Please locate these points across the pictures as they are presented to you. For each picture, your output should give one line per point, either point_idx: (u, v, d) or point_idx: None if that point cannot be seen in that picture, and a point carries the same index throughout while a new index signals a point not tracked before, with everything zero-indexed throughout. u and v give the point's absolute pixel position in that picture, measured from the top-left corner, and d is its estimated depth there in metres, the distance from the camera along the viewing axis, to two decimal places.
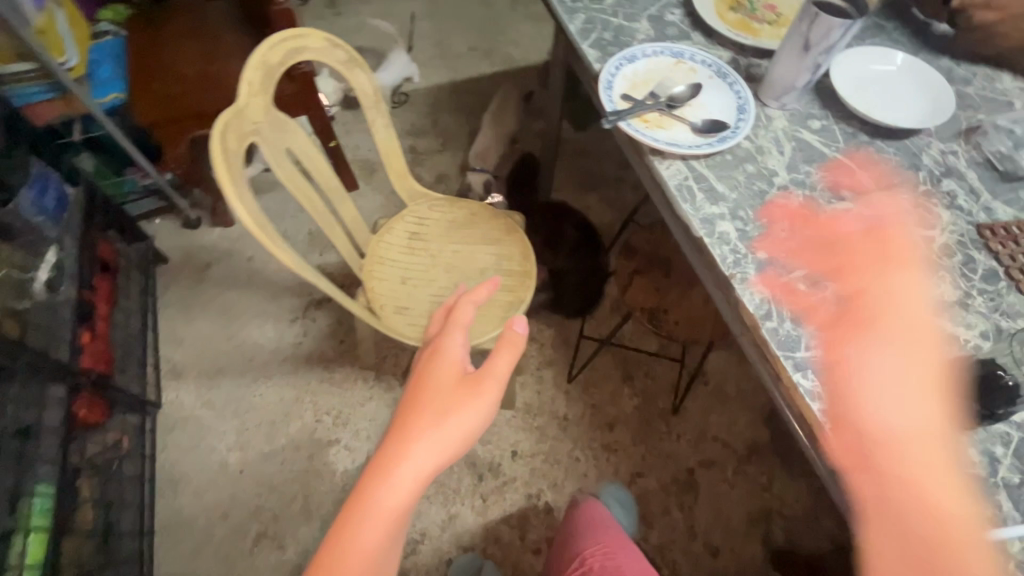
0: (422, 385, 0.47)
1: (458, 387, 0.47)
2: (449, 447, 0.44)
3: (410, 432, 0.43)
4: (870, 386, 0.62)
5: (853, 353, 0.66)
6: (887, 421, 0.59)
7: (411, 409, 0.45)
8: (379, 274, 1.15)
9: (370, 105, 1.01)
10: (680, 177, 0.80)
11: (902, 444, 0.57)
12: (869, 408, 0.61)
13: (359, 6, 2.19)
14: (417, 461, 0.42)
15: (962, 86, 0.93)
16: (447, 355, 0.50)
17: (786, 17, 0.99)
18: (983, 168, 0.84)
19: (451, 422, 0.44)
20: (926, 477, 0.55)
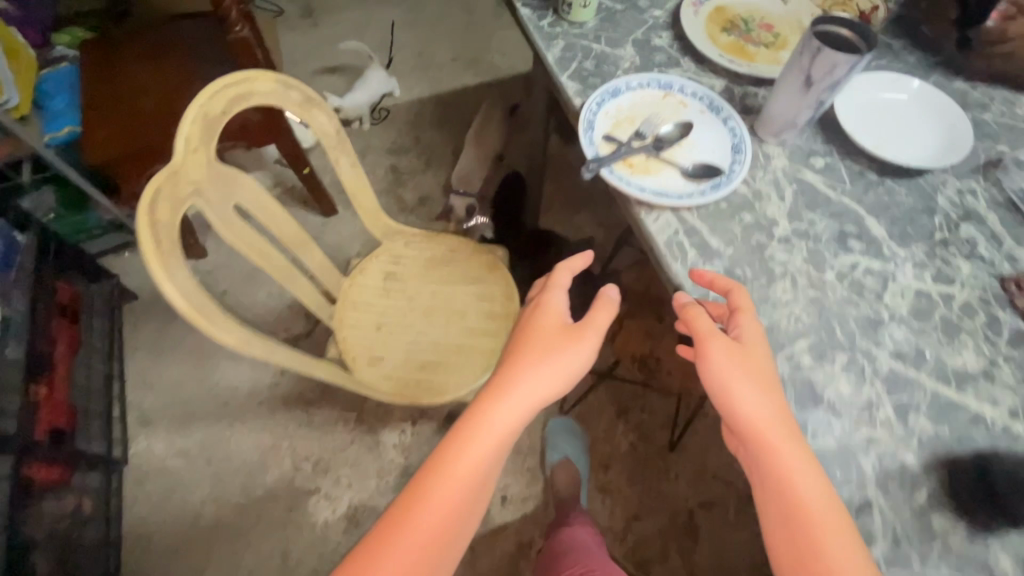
0: (532, 331, 0.65)
1: (565, 332, 0.64)
2: (552, 383, 0.61)
3: (525, 367, 0.61)
4: (738, 402, 0.54)
5: (723, 375, 0.55)
6: (779, 445, 0.52)
7: (531, 344, 0.63)
8: (351, 321, 1.07)
9: (332, 145, 0.93)
10: (669, 231, 0.72)
11: (790, 463, 0.52)
12: (763, 438, 0.53)
13: (337, 15, 2.09)
14: (541, 381, 0.60)
15: (979, 112, 0.85)
16: (548, 312, 0.66)
17: (784, 38, 0.91)
18: (1004, 209, 0.76)
19: (555, 362, 0.61)
20: (809, 491, 0.51)
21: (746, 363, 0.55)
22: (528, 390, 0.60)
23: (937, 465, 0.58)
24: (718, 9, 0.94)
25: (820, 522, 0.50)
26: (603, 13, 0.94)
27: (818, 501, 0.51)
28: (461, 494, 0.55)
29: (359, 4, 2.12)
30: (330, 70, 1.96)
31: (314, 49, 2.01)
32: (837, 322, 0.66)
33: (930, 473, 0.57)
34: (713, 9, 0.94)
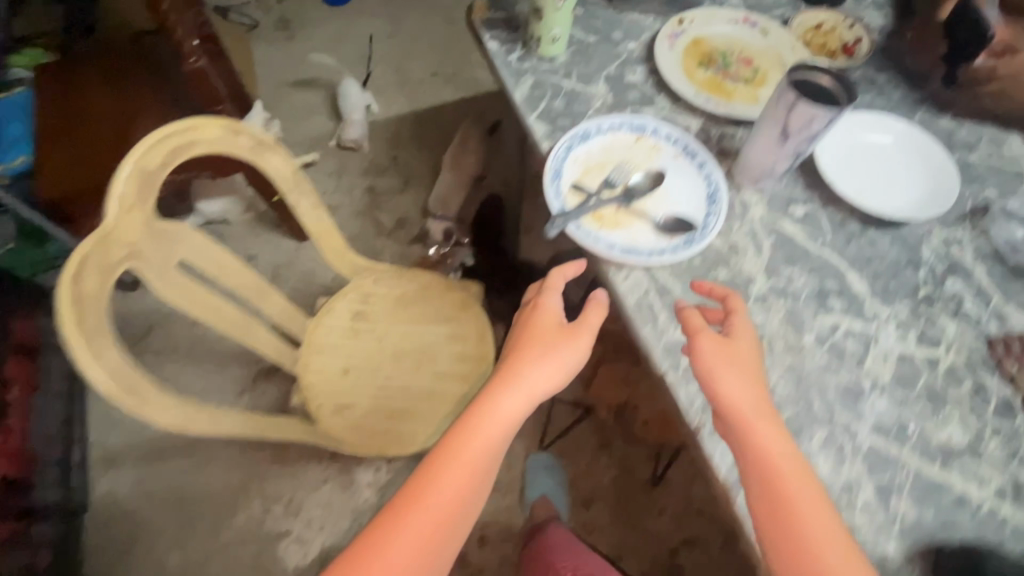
0: (529, 330, 0.65)
1: (560, 332, 0.64)
2: (550, 378, 0.62)
3: (525, 362, 0.62)
4: (727, 398, 0.56)
5: (709, 361, 0.58)
6: (759, 426, 0.55)
7: (526, 343, 0.64)
8: (317, 366, 1.03)
9: (290, 187, 0.88)
10: (640, 291, 0.67)
11: (770, 443, 0.54)
12: (743, 420, 0.56)
13: (314, 28, 2.03)
14: (535, 379, 0.62)
15: (966, 153, 0.82)
16: (545, 310, 0.66)
17: (763, 73, 0.87)
18: (992, 261, 0.72)
19: (550, 361, 0.62)
20: (789, 471, 0.54)
21: (730, 353, 0.58)
22: (529, 384, 0.61)
23: (919, 554, 0.55)
24: (695, 42, 0.89)
25: (796, 496, 0.52)
26: (574, 46, 0.89)
27: (797, 480, 0.53)
28: (463, 481, 0.58)
29: (337, 16, 2.06)
30: (305, 85, 1.90)
31: (289, 63, 1.94)
32: (815, 393, 0.62)
33: (911, 563, 0.54)
34: (690, 41, 0.89)
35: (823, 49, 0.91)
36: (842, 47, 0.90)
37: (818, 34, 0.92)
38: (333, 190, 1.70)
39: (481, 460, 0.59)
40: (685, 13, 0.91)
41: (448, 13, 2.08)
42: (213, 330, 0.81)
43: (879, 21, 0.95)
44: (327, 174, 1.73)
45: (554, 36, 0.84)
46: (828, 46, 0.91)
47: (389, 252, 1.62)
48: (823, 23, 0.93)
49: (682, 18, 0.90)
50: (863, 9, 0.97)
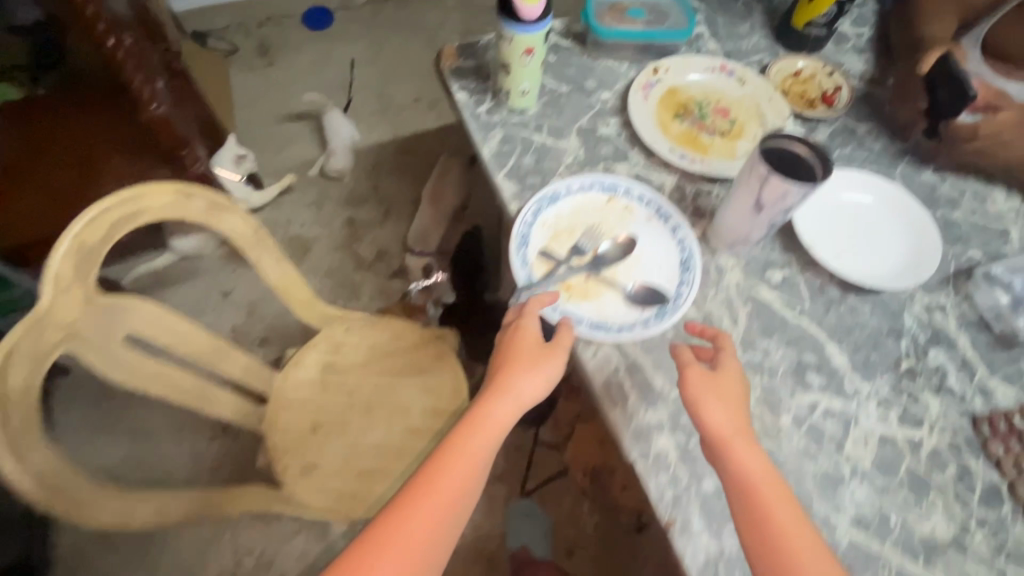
0: (514, 346, 0.63)
1: (540, 350, 0.63)
2: (532, 394, 0.62)
3: (509, 384, 0.62)
4: (719, 436, 0.56)
5: (696, 393, 0.58)
6: (739, 448, 0.55)
7: (507, 361, 0.63)
8: (284, 422, 0.98)
9: (251, 245, 0.84)
10: (609, 369, 0.64)
11: (752, 467, 0.54)
12: (725, 442, 0.55)
13: (295, 54, 1.99)
14: (517, 396, 0.61)
15: (948, 210, 0.79)
16: (528, 327, 0.64)
17: (741, 125, 0.84)
18: (976, 328, 0.70)
19: (531, 378, 0.62)
20: (772, 493, 0.53)
21: (713, 382, 0.58)
22: (509, 406, 0.61)
23: None
24: (671, 91, 0.86)
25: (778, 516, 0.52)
26: (545, 97, 0.86)
27: (779, 502, 0.53)
28: (447, 503, 0.58)
29: (319, 41, 2.01)
30: (285, 114, 1.86)
31: (269, 91, 1.91)
32: (793, 481, 0.59)
33: None
34: (665, 90, 0.86)
35: (802, 98, 0.88)
36: (821, 95, 0.88)
37: (796, 81, 0.89)
38: (311, 222, 1.66)
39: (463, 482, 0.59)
40: (660, 62, 0.88)
41: (432, 37, 2.04)
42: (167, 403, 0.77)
43: (860, 67, 0.93)
44: (305, 205, 1.69)
45: (523, 89, 0.80)
46: (807, 96, 0.88)
47: (368, 286, 1.58)
48: (801, 70, 0.90)
49: (657, 67, 0.87)
50: (843, 53, 0.94)
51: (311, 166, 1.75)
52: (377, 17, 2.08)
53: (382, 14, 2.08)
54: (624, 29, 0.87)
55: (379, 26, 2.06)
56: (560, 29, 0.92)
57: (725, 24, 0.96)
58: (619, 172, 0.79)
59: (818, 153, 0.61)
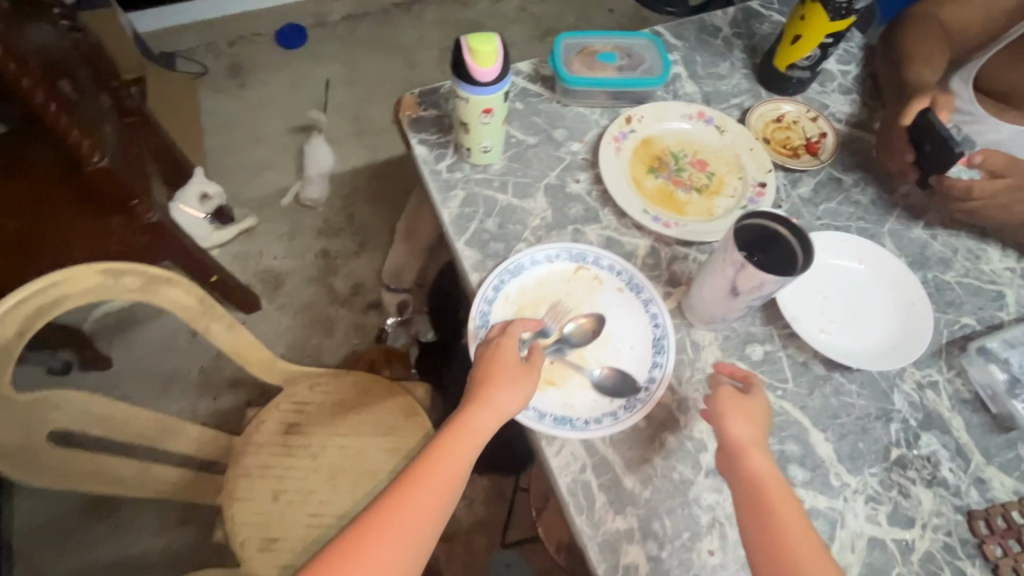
0: (493, 360, 0.60)
1: (520, 367, 0.60)
2: (509, 411, 0.59)
3: (488, 399, 0.59)
4: (742, 459, 0.54)
5: (723, 413, 0.57)
6: (754, 454, 0.55)
7: (487, 377, 0.60)
8: (244, 491, 0.93)
9: (198, 315, 0.78)
10: (574, 469, 0.59)
11: (765, 475, 0.54)
12: (739, 447, 0.55)
13: (266, 74, 1.86)
14: (492, 414, 0.59)
15: (940, 270, 0.74)
16: (509, 345, 0.61)
17: (719, 179, 0.78)
18: (971, 409, 0.65)
19: (509, 395, 0.59)
20: (784, 501, 0.53)
21: (739, 397, 0.57)
22: (488, 421, 0.59)
23: None
24: (645, 141, 0.81)
25: (787, 522, 0.51)
26: (511, 149, 0.80)
27: (790, 511, 0.52)
28: (422, 517, 0.56)
29: (291, 60, 1.89)
30: (254, 138, 1.74)
31: (237, 113, 1.77)
32: None
33: None
34: (639, 141, 0.81)
35: (785, 146, 0.82)
36: (805, 143, 0.82)
37: (777, 128, 0.84)
38: (284, 254, 1.58)
39: (438, 495, 0.57)
40: (633, 110, 0.82)
41: (410, 54, 1.94)
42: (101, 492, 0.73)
43: (844, 109, 0.87)
44: (277, 236, 1.60)
45: (484, 147, 0.74)
46: (790, 144, 0.82)
47: (343, 321, 1.51)
48: (785, 115, 0.85)
49: (630, 115, 0.82)
50: (828, 94, 0.89)
51: (284, 194, 1.66)
52: (352, 33, 1.96)
53: (357, 30, 1.97)
54: (593, 77, 0.81)
55: (354, 42, 1.94)
56: (527, 72, 0.86)
57: (703, 63, 0.90)
58: (588, 236, 0.74)
59: (799, 236, 0.56)
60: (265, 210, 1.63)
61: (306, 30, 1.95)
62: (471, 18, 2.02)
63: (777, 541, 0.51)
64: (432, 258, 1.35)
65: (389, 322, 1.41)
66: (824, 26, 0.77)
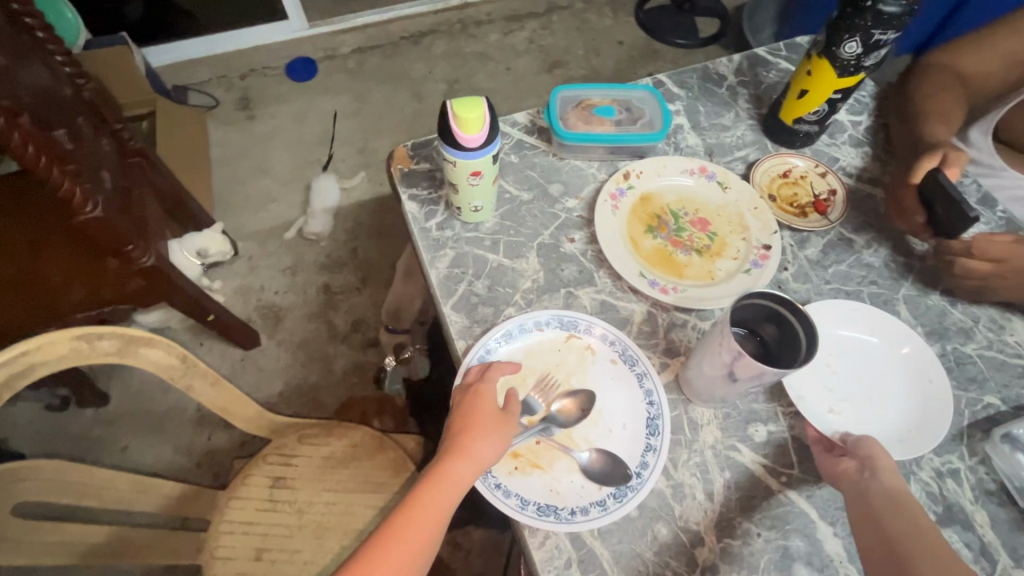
0: (470, 407, 0.59)
1: (495, 417, 0.58)
2: (484, 462, 0.57)
3: (463, 448, 0.56)
4: (878, 471, 0.55)
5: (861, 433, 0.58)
6: (890, 471, 0.54)
7: (461, 428, 0.58)
8: (224, 550, 0.87)
9: (178, 374, 0.75)
10: (560, 565, 0.54)
11: (898, 489, 0.53)
12: (872, 459, 0.56)
13: (275, 106, 1.85)
14: (467, 465, 0.56)
15: (961, 342, 0.69)
16: (484, 395, 0.60)
17: (718, 239, 0.74)
18: (997, 502, 0.59)
19: (484, 445, 0.57)
20: (922, 519, 0.51)
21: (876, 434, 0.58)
22: (463, 473, 0.56)
23: None
24: (642, 198, 0.77)
25: (930, 536, 0.50)
26: (504, 206, 0.77)
27: (918, 525, 0.51)
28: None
29: (300, 91, 1.89)
30: (260, 170, 1.73)
31: (245, 145, 1.77)
32: None
33: None
34: (637, 197, 0.77)
35: (791, 204, 0.78)
36: (813, 202, 0.78)
37: (784, 183, 0.80)
38: (285, 288, 1.55)
39: (409, 555, 0.54)
40: (632, 165, 0.79)
41: (418, 86, 1.92)
42: (58, 564, 0.76)
43: (857, 161, 0.82)
44: (279, 270, 1.58)
45: (474, 207, 0.71)
46: (797, 202, 0.78)
47: (341, 359, 1.46)
48: (792, 169, 0.81)
49: (628, 171, 0.79)
50: (839, 145, 0.84)
51: (287, 227, 1.64)
52: (361, 65, 1.96)
53: (367, 62, 1.97)
54: (591, 132, 0.77)
55: (363, 74, 1.94)
56: (524, 123, 0.84)
57: (707, 114, 0.87)
58: (582, 300, 0.70)
59: (800, 329, 0.52)
60: (268, 243, 1.61)
61: (317, 62, 1.95)
62: (479, 50, 2.01)
63: (910, 550, 0.49)
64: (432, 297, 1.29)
65: (388, 363, 1.27)
66: (832, 82, 0.73)
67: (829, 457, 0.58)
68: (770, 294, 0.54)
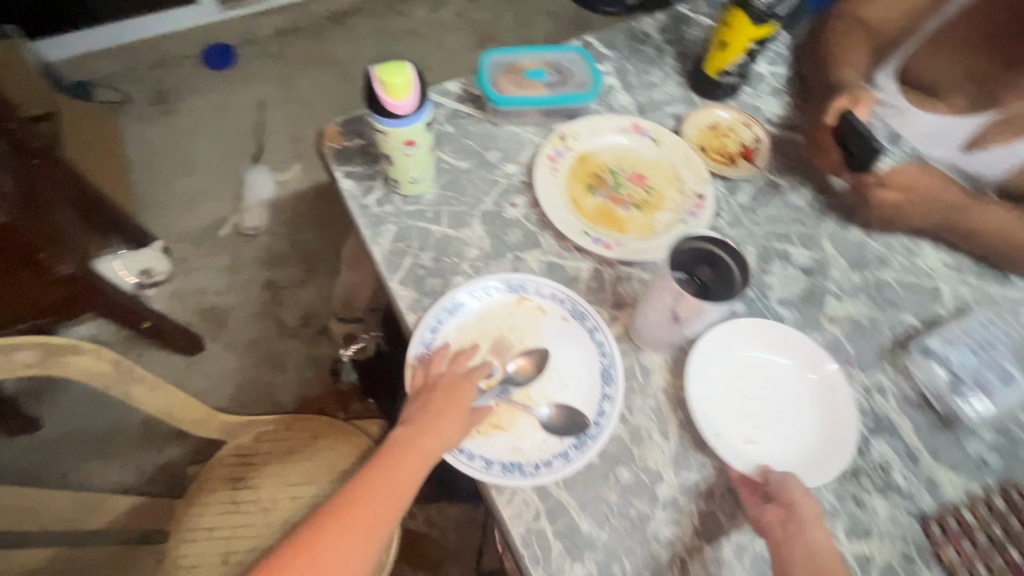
0: (445, 392, 0.59)
1: (464, 400, 0.59)
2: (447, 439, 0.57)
3: (429, 425, 0.57)
4: (806, 529, 0.53)
5: (788, 485, 0.55)
6: (818, 527, 0.54)
7: (430, 406, 0.58)
8: (188, 559, 0.84)
9: (113, 381, 0.71)
10: (528, 519, 0.56)
11: (823, 548, 0.53)
12: (796, 507, 0.54)
13: (193, 97, 1.74)
14: (431, 440, 0.57)
15: (879, 270, 0.74)
16: (455, 377, 0.60)
17: (657, 193, 0.76)
18: (918, 409, 0.65)
19: (449, 423, 0.57)
20: None
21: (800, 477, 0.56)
22: (427, 446, 0.57)
23: None
24: (580, 160, 0.78)
25: None
26: (443, 176, 0.76)
27: None
28: (354, 542, 0.53)
29: (219, 80, 1.78)
30: (185, 167, 1.63)
31: (165, 142, 1.66)
32: None
33: None
34: (575, 159, 0.78)
35: (721, 153, 0.81)
36: (740, 150, 0.81)
37: (713, 135, 0.82)
38: (227, 288, 1.48)
39: (373, 522, 0.54)
40: (567, 126, 0.80)
41: (347, 68, 1.85)
42: None
43: (778, 108, 0.86)
44: (217, 270, 1.50)
45: (412, 178, 0.70)
46: (725, 151, 0.81)
47: (294, 355, 1.41)
48: (719, 121, 0.83)
49: (564, 133, 0.79)
50: (761, 95, 0.88)
51: (221, 225, 1.56)
52: (284, 49, 1.86)
53: (290, 45, 1.87)
54: (523, 96, 0.77)
55: (287, 58, 1.84)
56: (456, 92, 0.82)
57: (636, 73, 0.88)
58: (529, 263, 0.71)
59: (731, 262, 0.56)
60: (203, 243, 1.53)
61: (234, 48, 1.83)
62: (408, 27, 1.95)
63: None
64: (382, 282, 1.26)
65: (343, 353, 1.24)
66: (749, 32, 0.76)
67: (753, 498, 0.57)
68: (701, 238, 0.56)
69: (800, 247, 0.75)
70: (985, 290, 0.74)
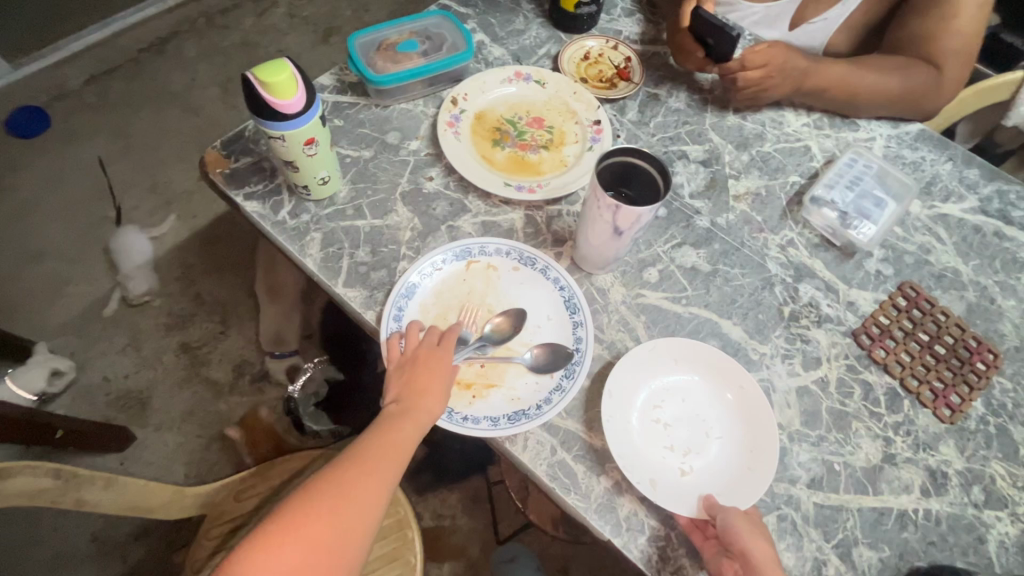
0: (429, 364, 0.59)
1: (448, 374, 0.59)
2: (431, 416, 0.57)
3: (416, 400, 0.57)
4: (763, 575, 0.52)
5: (742, 532, 0.53)
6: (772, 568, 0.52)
7: (417, 381, 0.58)
8: None
9: (59, 494, 0.63)
10: (547, 455, 0.59)
11: None
12: (748, 553, 0.52)
13: (13, 175, 1.50)
14: (416, 417, 0.57)
15: (760, 144, 0.84)
16: (436, 349, 0.60)
17: (558, 132, 0.80)
18: (823, 249, 0.76)
19: (433, 398, 0.58)
20: None
21: (747, 516, 0.55)
22: (414, 424, 0.57)
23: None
24: (477, 122, 0.79)
25: None
26: (350, 170, 0.74)
27: None
28: (342, 526, 0.52)
29: (39, 149, 1.54)
30: (34, 254, 1.41)
31: None
32: None
33: None
34: (472, 121, 0.79)
35: (600, 80, 0.86)
36: (616, 72, 0.87)
37: (588, 65, 0.87)
38: (136, 368, 1.33)
39: (359, 505, 0.53)
40: (456, 90, 0.80)
41: (187, 99, 1.68)
42: None
43: (634, 27, 0.92)
44: (118, 352, 1.34)
45: (321, 178, 0.67)
46: (604, 76, 0.86)
47: (239, 410, 1.32)
48: (590, 51, 0.88)
49: (453, 99, 0.79)
50: (616, 18, 0.93)
51: (104, 304, 1.38)
52: (104, 95, 1.64)
53: (110, 90, 1.65)
54: (402, 70, 0.76)
55: (113, 104, 1.63)
56: (331, 84, 0.79)
57: (500, 24, 0.89)
58: (464, 228, 0.72)
59: (646, 167, 0.60)
60: (89, 329, 1.35)
61: (43, 108, 1.59)
62: (239, 40, 1.80)
63: None
64: (309, 304, 1.20)
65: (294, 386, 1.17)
66: None
67: (707, 543, 0.55)
68: (620, 154, 0.60)
69: (693, 144, 0.82)
70: (842, 137, 0.86)
